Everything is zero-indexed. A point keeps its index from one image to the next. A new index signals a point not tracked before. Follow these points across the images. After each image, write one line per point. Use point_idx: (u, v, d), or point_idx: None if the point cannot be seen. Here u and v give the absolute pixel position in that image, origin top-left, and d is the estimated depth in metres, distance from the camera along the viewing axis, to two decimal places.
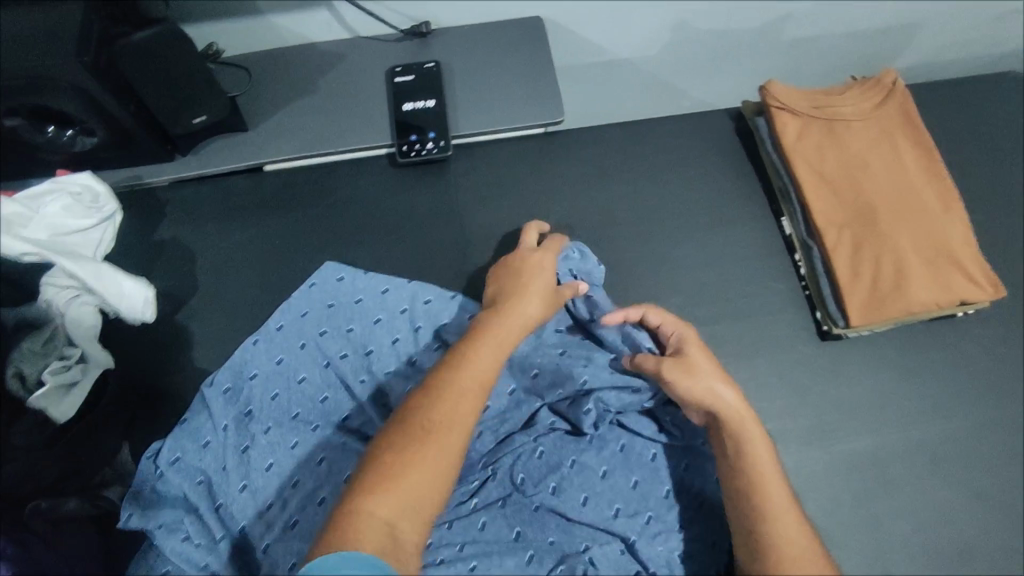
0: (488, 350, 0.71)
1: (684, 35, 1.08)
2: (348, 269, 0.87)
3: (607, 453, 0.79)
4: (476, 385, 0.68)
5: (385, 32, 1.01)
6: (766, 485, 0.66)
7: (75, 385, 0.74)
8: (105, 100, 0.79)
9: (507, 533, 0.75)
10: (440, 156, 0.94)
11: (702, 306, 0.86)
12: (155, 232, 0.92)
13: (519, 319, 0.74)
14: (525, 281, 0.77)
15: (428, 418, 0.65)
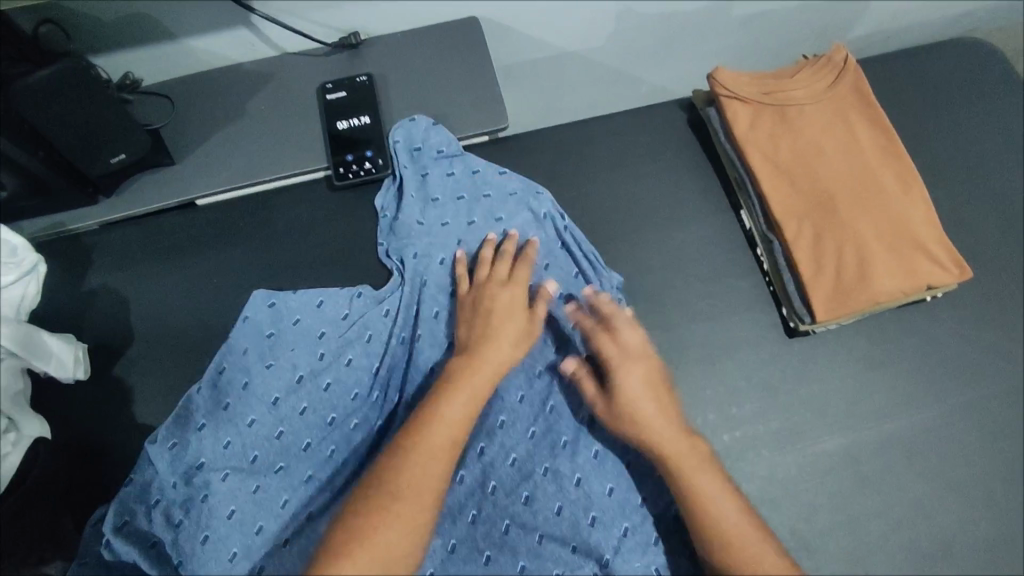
0: (457, 405, 0.69)
1: (628, 23, 1.04)
2: (279, 294, 0.82)
3: (581, 461, 0.75)
4: (447, 445, 0.66)
5: (313, 47, 0.95)
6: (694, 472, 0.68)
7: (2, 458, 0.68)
8: (10, 150, 0.74)
9: (477, 558, 0.71)
10: (380, 175, 0.89)
11: (664, 312, 0.83)
12: (84, 281, 0.85)
13: (493, 370, 0.73)
14: (498, 326, 0.75)
15: (398, 481, 0.63)
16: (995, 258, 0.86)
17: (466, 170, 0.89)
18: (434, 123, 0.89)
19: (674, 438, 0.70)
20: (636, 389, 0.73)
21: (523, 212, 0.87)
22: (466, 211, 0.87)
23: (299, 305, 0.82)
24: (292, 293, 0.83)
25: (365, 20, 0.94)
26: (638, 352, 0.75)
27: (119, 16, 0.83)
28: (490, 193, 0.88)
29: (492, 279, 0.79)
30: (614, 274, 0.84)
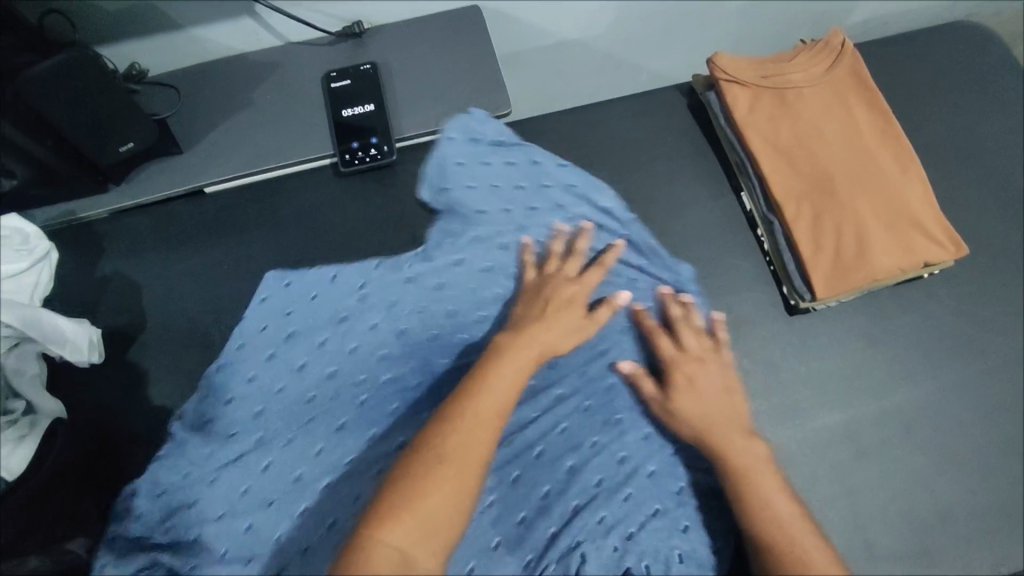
0: (502, 379, 0.72)
1: (628, 11, 1.05)
2: (296, 271, 0.84)
3: (618, 437, 0.77)
4: (493, 415, 0.70)
5: (316, 37, 0.96)
6: (753, 471, 0.72)
7: (23, 438, 0.70)
8: (21, 138, 0.75)
9: (506, 522, 0.74)
10: (385, 161, 0.90)
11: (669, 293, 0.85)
12: (97, 268, 0.87)
13: (539, 350, 0.76)
14: (551, 313, 0.79)
15: (446, 445, 0.67)
16: (992, 237, 0.87)
17: (529, 160, 0.89)
18: (489, 116, 0.90)
19: (742, 445, 0.73)
20: (709, 397, 0.76)
21: (585, 206, 0.87)
22: (518, 198, 0.87)
23: (304, 288, 0.83)
24: (301, 275, 0.84)
25: (368, 9, 0.95)
26: (705, 362, 0.78)
27: (126, 6, 0.84)
28: (539, 182, 0.88)
29: (558, 270, 0.82)
30: (683, 266, 0.85)
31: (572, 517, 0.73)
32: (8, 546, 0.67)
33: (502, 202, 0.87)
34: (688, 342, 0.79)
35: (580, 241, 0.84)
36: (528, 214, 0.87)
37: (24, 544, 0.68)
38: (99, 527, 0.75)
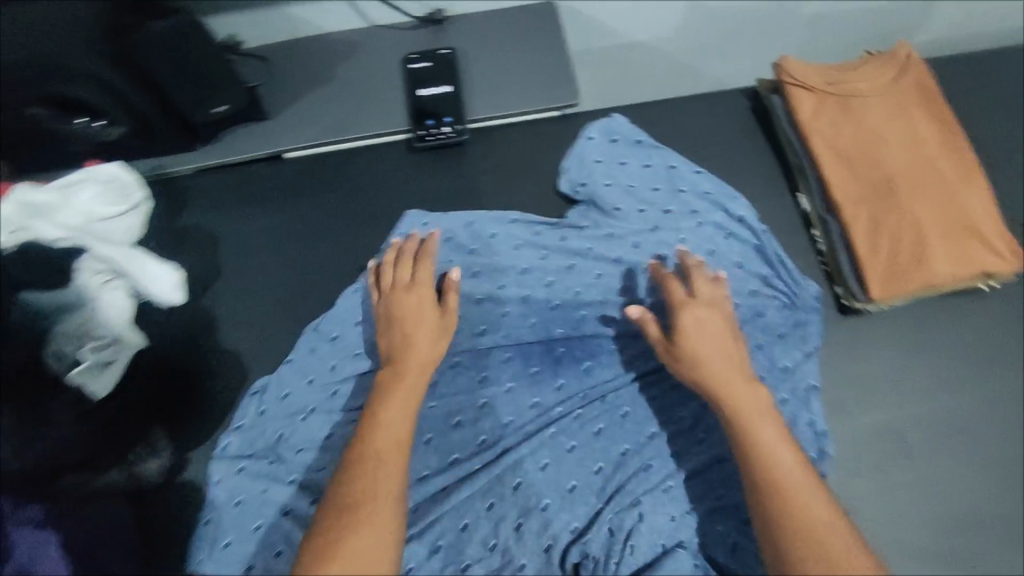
0: (394, 410, 0.70)
1: (697, 15, 1.08)
2: (416, 222, 0.88)
3: (687, 419, 0.80)
4: (393, 446, 0.68)
5: (402, 20, 1.02)
6: (755, 429, 0.68)
7: (110, 364, 0.77)
8: (128, 88, 0.80)
9: (563, 484, 0.77)
10: (457, 139, 0.95)
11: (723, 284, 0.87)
12: (180, 217, 0.93)
13: (420, 370, 0.73)
14: (408, 330, 0.75)
15: (353, 492, 0.64)
16: None
17: (663, 165, 0.94)
18: (632, 122, 0.97)
19: (735, 389, 0.71)
20: (707, 343, 0.73)
21: (716, 211, 0.91)
22: (642, 198, 0.92)
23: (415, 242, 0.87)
24: (423, 230, 0.87)
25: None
26: (716, 307, 0.76)
27: None
28: (667, 187, 0.93)
29: (396, 285, 0.79)
30: (811, 285, 0.87)
31: (629, 485, 0.76)
32: (81, 462, 0.72)
33: (632, 200, 0.92)
34: (701, 288, 0.78)
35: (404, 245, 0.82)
36: (661, 216, 0.91)
37: (97, 462, 0.73)
38: (173, 454, 0.78)
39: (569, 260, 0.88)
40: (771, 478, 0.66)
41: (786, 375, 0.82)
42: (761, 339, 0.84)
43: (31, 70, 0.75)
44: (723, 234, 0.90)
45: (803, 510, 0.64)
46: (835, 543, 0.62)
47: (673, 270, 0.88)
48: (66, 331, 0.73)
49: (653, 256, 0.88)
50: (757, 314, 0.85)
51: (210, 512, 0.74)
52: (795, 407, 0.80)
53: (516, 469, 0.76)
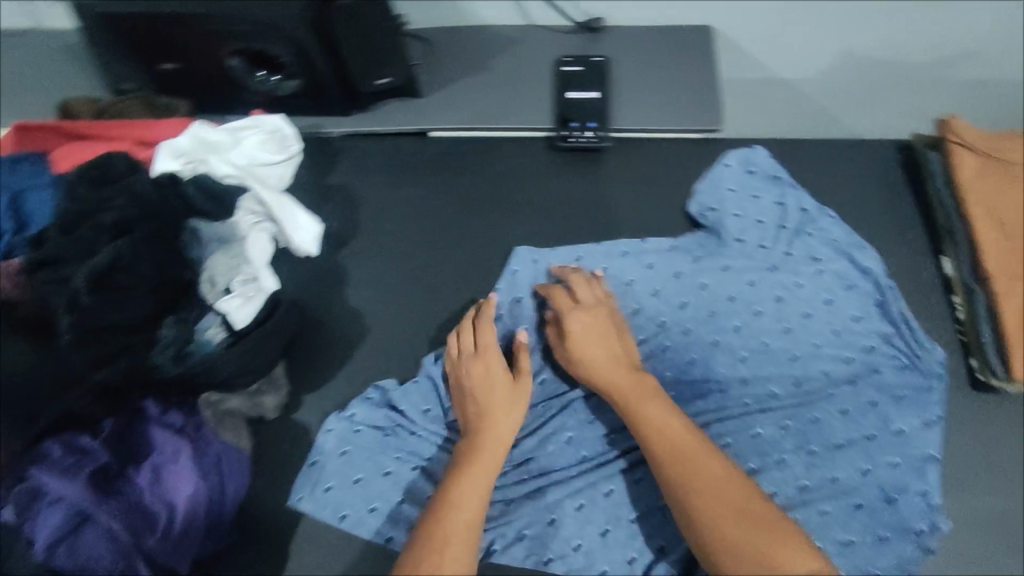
0: (468, 488, 0.68)
1: (852, 62, 1.06)
2: (541, 252, 0.88)
3: (796, 468, 0.77)
4: (465, 526, 0.65)
5: (561, 22, 1.05)
6: (668, 437, 0.68)
7: (251, 297, 0.78)
8: (314, 53, 0.88)
9: (653, 501, 0.76)
10: (597, 145, 0.97)
11: (845, 335, 0.84)
12: (328, 177, 0.99)
13: (493, 447, 0.72)
14: (481, 402, 0.75)
15: (420, 573, 0.61)
16: None
17: (796, 206, 0.91)
18: (772, 156, 0.95)
19: (621, 384, 0.73)
20: (595, 345, 0.76)
21: (842, 261, 0.88)
22: (763, 236, 0.90)
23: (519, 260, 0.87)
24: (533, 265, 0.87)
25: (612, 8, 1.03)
26: (599, 309, 0.79)
27: None
28: (791, 227, 0.90)
29: (464, 354, 0.78)
30: (937, 351, 0.83)
31: None
32: (223, 381, 0.75)
33: (756, 234, 0.90)
34: (582, 294, 0.80)
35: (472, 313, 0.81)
36: (782, 257, 0.89)
37: (235, 383, 0.76)
38: (289, 391, 0.83)
39: (681, 298, 0.87)
40: (668, 452, 0.67)
41: (900, 440, 0.79)
42: (875, 397, 0.81)
43: (243, 27, 0.86)
44: (843, 285, 0.87)
45: (698, 473, 0.65)
46: (738, 496, 0.63)
47: (785, 315, 0.85)
48: (218, 260, 0.78)
49: (767, 298, 0.86)
50: (873, 372, 0.82)
51: (317, 466, 0.78)
52: (905, 474, 0.77)
53: (609, 476, 0.76)
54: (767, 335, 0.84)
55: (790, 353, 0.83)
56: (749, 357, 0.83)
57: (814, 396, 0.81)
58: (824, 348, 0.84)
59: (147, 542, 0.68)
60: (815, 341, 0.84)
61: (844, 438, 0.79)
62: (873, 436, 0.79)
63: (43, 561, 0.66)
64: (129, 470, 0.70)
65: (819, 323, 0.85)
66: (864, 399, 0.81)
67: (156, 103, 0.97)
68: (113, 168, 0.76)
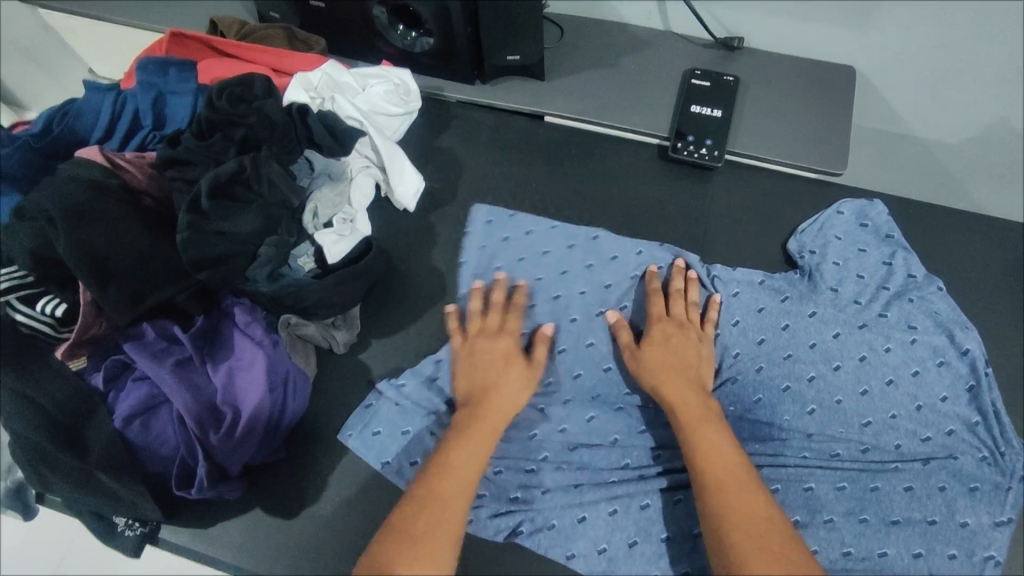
0: (471, 447, 0.71)
1: (1002, 134, 0.99)
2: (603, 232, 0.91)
3: (844, 532, 0.75)
4: (459, 487, 0.67)
5: (699, 34, 1.04)
6: (717, 457, 0.67)
7: (340, 236, 0.81)
8: (457, 19, 0.90)
9: (688, 527, 0.75)
10: (709, 163, 0.95)
11: (926, 414, 0.80)
12: (438, 139, 1.02)
13: (496, 418, 0.74)
14: (495, 374, 0.77)
15: (414, 522, 0.64)
16: None
17: (903, 271, 0.87)
18: (890, 216, 0.91)
19: (683, 399, 0.74)
20: (675, 357, 0.78)
21: (940, 336, 0.83)
22: (860, 291, 0.86)
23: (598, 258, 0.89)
24: (583, 270, 0.88)
25: (755, 30, 1.01)
26: (689, 330, 0.81)
27: None
28: (891, 290, 0.86)
29: (482, 334, 0.81)
30: None
31: None
32: (305, 307, 0.78)
33: (854, 290, 0.86)
34: (676, 308, 0.83)
35: (494, 292, 0.84)
36: (874, 316, 0.85)
37: (313, 312, 0.79)
38: (360, 330, 0.86)
39: (760, 334, 0.84)
40: (714, 477, 0.66)
41: (964, 532, 0.74)
42: (945, 481, 0.77)
43: None
44: (935, 360, 0.82)
45: (742, 503, 0.63)
46: (775, 541, 0.60)
47: (866, 377, 0.82)
48: (325, 193, 0.84)
49: (850, 354, 0.83)
50: (945, 458, 0.78)
51: (376, 412, 0.80)
52: (961, 567, 0.73)
53: (649, 491, 0.76)
54: (844, 393, 0.81)
55: (863, 418, 0.80)
56: (817, 411, 0.81)
57: (877, 467, 0.78)
58: (899, 421, 0.80)
59: (210, 438, 0.70)
60: (890, 410, 0.80)
61: (901, 514, 0.76)
62: (934, 521, 0.75)
63: (119, 430, 0.70)
64: (207, 368, 0.74)
65: (897, 393, 0.81)
66: (936, 482, 0.77)
67: (298, 37, 1.02)
68: (251, 88, 0.81)
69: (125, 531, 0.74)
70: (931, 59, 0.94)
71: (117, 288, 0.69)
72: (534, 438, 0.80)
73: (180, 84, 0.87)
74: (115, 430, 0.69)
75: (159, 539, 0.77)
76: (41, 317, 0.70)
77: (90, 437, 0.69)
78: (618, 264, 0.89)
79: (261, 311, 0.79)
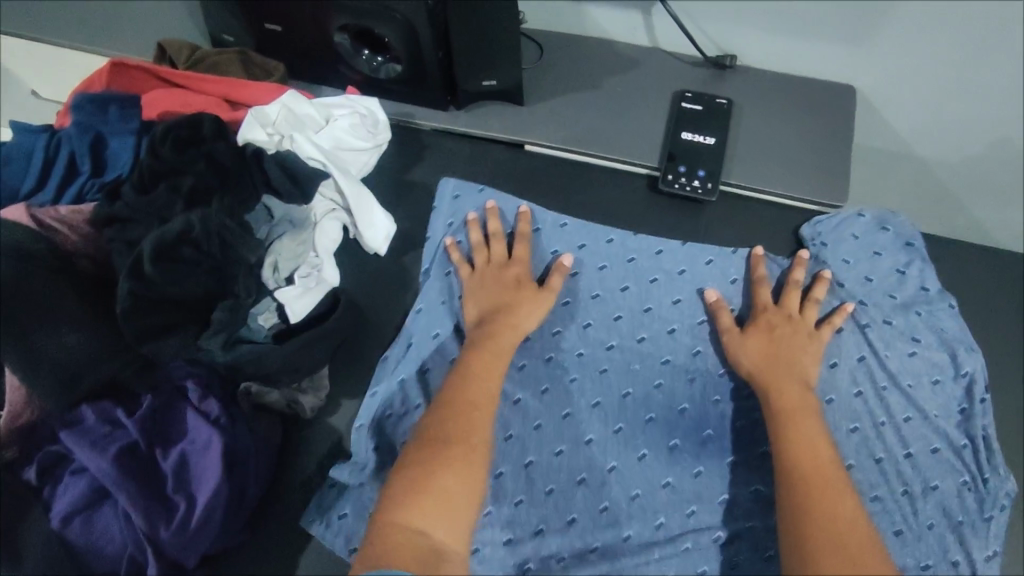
0: (490, 360, 0.72)
1: (1009, 154, 0.93)
2: (572, 218, 0.85)
3: None
4: (484, 397, 0.69)
5: (688, 52, 0.97)
6: (812, 448, 0.65)
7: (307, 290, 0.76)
8: (425, 42, 0.82)
9: None
10: (702, 197, 0.89)
11: (921, 451, 0.76)
12: (409, 172, 0.94)
13: (515, 330, 0.75)
14: (511, 291, 0.78)
15: (446, 431, 0.66)
16: None
17: (916, 282, 0.83)
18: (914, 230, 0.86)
19: (784, 387, 0.70)
20: (782, 350, 0.73)
21: (942, 354, 0.79)
22: (867, 294, 0.82)
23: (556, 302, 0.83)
24: (566, 307, 0.82)
25: (748, 47, 0.94)
26: (799, 322, 0.76)
27: None
28: (899, 300, 0.82)
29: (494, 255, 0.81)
30: (1009, 483, 0.75)
31: None
32: (265, 375, 0.72)
33: (861, 292, 0.82)
34: (791, 301, 0.78)
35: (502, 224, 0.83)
36: (883, 323, 0.80)
37: (274, 379, 0.73)
38: (328, 391, 0.79)
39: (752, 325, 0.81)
40: (803, 466, 0.64)
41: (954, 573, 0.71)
42: (932, 517, 0.73)
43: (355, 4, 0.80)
44: (932, 376, 0.79)
45: (823, 505, 0.61)
46: (854, 542, 0.59)
47: (862, 379, 0.78)
48: (285, 243, 0.76)
49: (849, 354, 0.78)
50: (929, 488, 0.74)
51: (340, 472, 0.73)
52: None
53: (640, 567, 0.71)
54: (839, 407, 0.76)
55: (850, 423, 0.76)
56: None
57: (861, 487, 0.73)
58: (895, 437, 0.76)
59: (160, 534, 0.64)
60: (879, 416, 0.76)
61: (895, 563, 0.71)
62: (927, 565, 0.72)
63: (57, 530, 0.63)
64: (156, 452, 0.67)
65: (891, 403, 0.77)
66: (924, 517, 0.73)
67: (254, 64, 0.94)
68: (201, 129, 0.73)
69: None
70: (934, 78, 0.88)
71: (51, 370, 0.63)
72: (519, 504, 0.73)
73: (119, 123, 0.79)
74: (52, 531, 0.63)
75: None
76: None
77: (27, 537, 0.62)
78: (596, 302, 0.82)
79: (217, 383, 0.71)
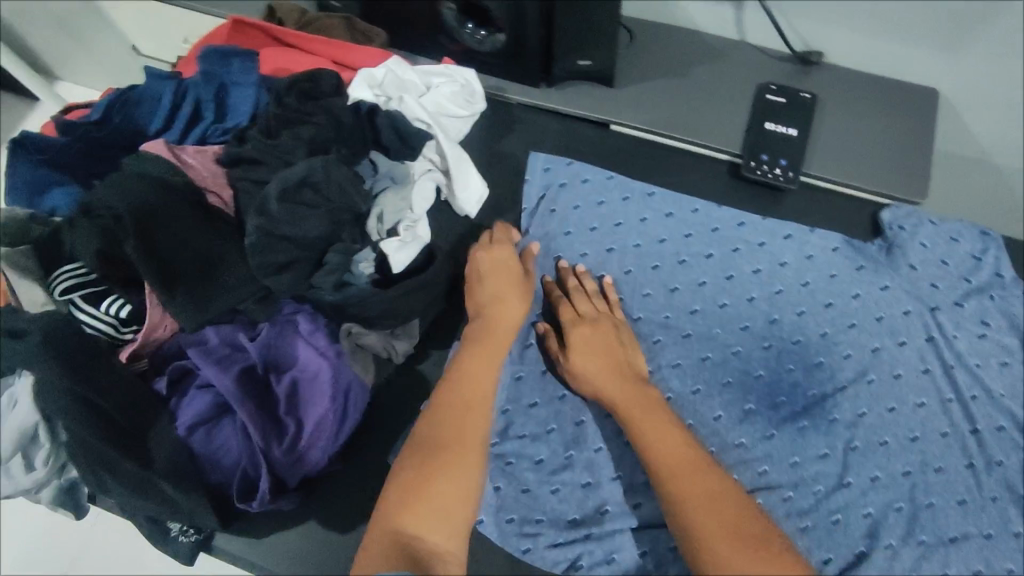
0: (481, 360, 0.76)
1: None
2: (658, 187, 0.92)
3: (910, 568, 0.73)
4: (476, 397, 0.73)
5: (776, 46, 1.00)
6: (661, 443, 0.68)
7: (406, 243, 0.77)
8: (532, 19, 0.86)
9: None
10: (783, 185, 0.92)
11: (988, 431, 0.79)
12: (500, 143, 0.98)
13: (504, 329, 0.79)
14: (496, 288, 0.81)
15: (435, 435, 0.69)
16: None
17: (991, 268, 0.86)
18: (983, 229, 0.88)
19: (624, 395, 0.74)
20: (593, 357, 0.77)
21: (1012, 337, 0.84)
22: (938, 278, 0.86)
23: (641, 270, 0.88)
24: (653, 271, 0.88)
25: (835, 45, 0.97)
26: (599, 323, 0.80)
27: None
28: (974, 284, 0.86)
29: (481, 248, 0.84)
30: None
31: None
32: (368, 315, 0.76)
33: (934, 275, 0.86)
34: (582, 306, 0.82)
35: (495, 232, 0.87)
36: (951, 303, 0.84)
37: (373, 321, 0.77)
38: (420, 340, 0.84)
39: (828, 298, 0.85)
40: (661, 465, 0.67)
41: (1016, 544, 0.75)
42: (995, 490, 0.77)
43: None
44: (1000, 359, 0.83)
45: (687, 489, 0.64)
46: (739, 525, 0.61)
47: (930, 356, 0.82)
48: (388, 198, 0.78)
49: (917, 334, 0.83)
50: (993, 463, 0.78)
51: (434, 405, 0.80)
52: None
53: None
54: (914, 385, 0.80)
55: (918, 398, 0.80)
56: (869, 415, 0.79)
57: (926, 455, 0.78)
58: (964, 415, 0.80)
59: (272, 450, 0.69)
60: (948, 393, 0.81)
61: (957, 530, 0.75)
62: (990, 534, 0.75)
63: (182, 438, 0.69)
64: (270, 376, 0.73)
65: (960, 383, 0.81)
66: (989, 491, 0.77)
67: (359, 29, 0.98)
68: (319, 86, 0.80)
69: (179, 537, 0.73)
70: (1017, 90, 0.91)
71: (185, 292, 0.67)
72: (600, 451, 0.78)
73: (242, 75, 0.84)
74: (178, 438, 0.68)
75: (212, 546, 0.76)
76: (104, 317, 0.68)
77: (155, 443, 0.68)
78: (678, 270, 0.88)
79: (323, 318, 0.76)
